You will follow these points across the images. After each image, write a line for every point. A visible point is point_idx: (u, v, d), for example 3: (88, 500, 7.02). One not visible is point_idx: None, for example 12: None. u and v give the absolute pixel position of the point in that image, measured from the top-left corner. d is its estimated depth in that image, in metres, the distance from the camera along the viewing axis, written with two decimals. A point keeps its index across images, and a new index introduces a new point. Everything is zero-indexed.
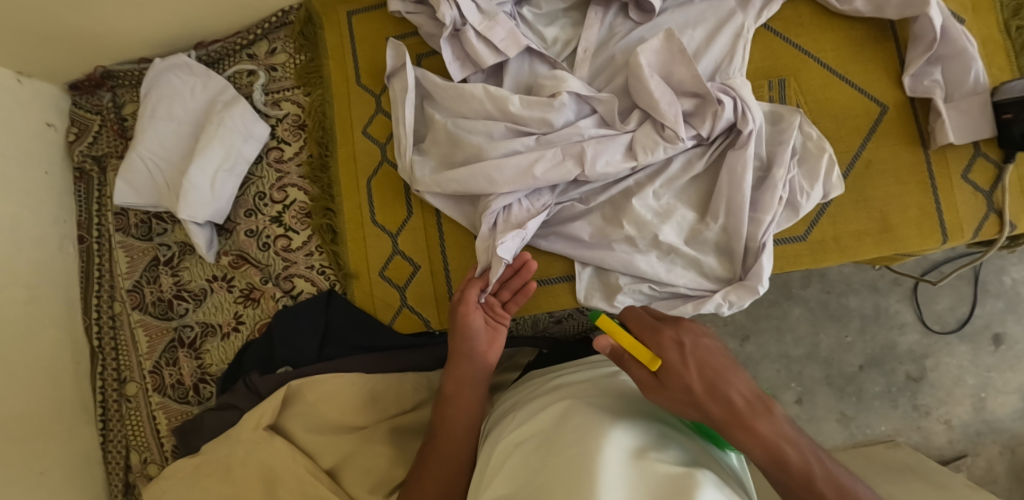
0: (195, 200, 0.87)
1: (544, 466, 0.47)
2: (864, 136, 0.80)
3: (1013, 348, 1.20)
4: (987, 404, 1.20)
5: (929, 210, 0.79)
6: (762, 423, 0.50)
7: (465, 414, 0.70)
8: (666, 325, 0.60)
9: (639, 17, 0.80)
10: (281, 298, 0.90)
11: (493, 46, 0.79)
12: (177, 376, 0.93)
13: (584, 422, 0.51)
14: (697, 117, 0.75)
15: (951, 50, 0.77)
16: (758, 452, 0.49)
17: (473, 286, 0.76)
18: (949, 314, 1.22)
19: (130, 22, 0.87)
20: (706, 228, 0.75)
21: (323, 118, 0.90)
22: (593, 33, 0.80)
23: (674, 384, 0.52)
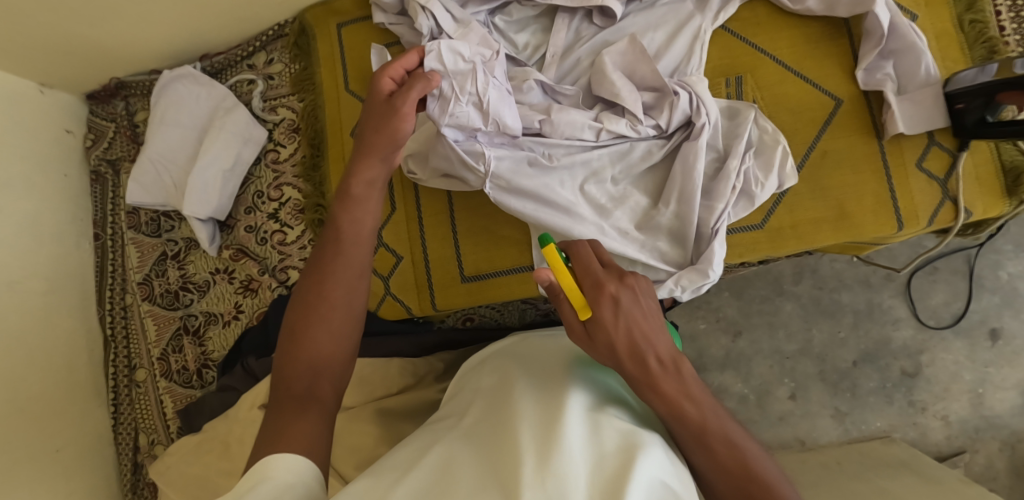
0: (199, 198, 0.94)
1: (504, 418, 0.50)
2: (820, 128, 0.83)
3: (1011, 343, 1.21)
4: (985, 399, 1.21)
5: (885, 198, 0.82)
6: (666, 381, 0.52)
7: (371, 219, 0.64)
8: (609, 277, 0.55)
9: (603, 22, 0.86)
10: (277, 287, 0.96)
11: None
12: (182, 362, 1.00)
13: (541, 391, 0.54)
14: (658, 110, 0.80)
15: (901, 44, 0.82)
16: (659, 405, 0.52)
17: (417, 85, 0.64)
18: (944, 309, 1.24)
19: (140, 37, 0.95)
20: (659, 214, 0.80)
21: (315, 121, 0.96)
22: (560, 37, 0.86)
23: (600, 340, 0.53)
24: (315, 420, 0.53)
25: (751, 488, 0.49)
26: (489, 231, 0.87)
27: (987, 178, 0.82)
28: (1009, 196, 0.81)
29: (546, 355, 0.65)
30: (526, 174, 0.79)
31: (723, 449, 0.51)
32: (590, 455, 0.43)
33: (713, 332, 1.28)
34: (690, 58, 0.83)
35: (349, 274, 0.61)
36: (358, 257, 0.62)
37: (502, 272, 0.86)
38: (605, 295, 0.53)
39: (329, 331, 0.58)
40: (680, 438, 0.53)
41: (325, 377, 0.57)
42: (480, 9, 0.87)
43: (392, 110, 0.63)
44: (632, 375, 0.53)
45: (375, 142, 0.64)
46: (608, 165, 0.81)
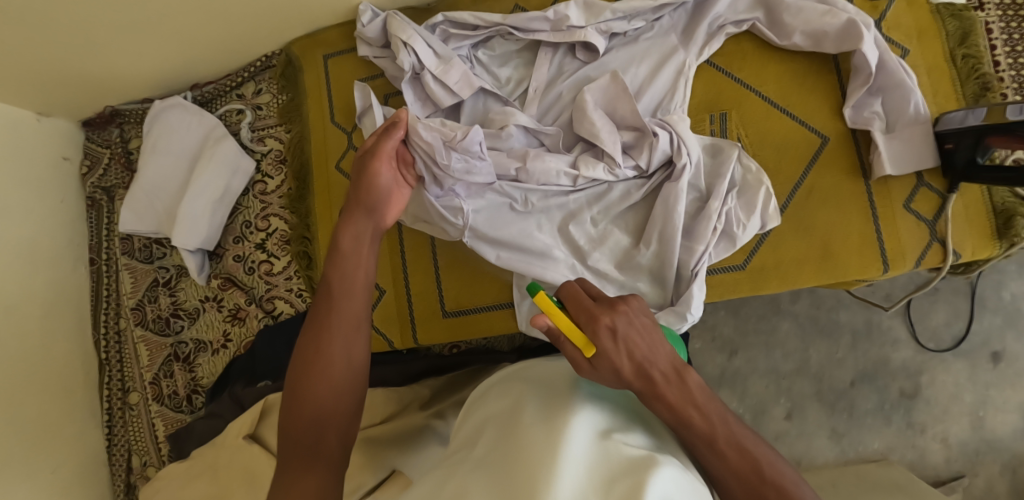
0: (188, 229, 0.94)
1: (506, 439, 0.45)
2: (804, 167, 0.81)
3: (1013, 365, 1.19)
4: (986, 422, 1.19)
5: (871, 238, 0.80)
6: (670, 389, 0.51)
7: (363, 269, 0.66)
8: (602, 305, 0.54)
9: (586, 56, 0.85)
10: (263, 318, 0.97)
11: (448, 87, 0.85)
12: (173, 387, 1.02)
13: (548, 405, 0.49)
14: (640, 150, 0.79)
15: (890, 81, 0.80)
16: (667, 415, 0.51)
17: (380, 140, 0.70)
18: (945, 331, 1.22)
19: (131, 68, 0.96)
20: (639, 253, 0.80)
21: (301, 153, 0.97)
22: (542, 72, 0.86)
23: (604, 369, 0.50)
24: (322, 478, 0.53)
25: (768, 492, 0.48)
26: (470, 266, 0.87)
27: (977, 218, 0.80)
28: (999, 238, 0.80)
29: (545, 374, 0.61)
30: (503, 221, 0.81)
31: (734, 454, 0.50)
32: (603, 477, 0.38)
33: (708, 351, 1.26)
34: (675, 96, 0.82)
35: (346, 329, 0.62)
36: (355, 309, 0.63)
37: (483, 308, 0.87)
38: (598, 319, 0.52)
39: (330, 388, 0.58)
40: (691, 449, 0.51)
41: (330, 434, 0.56)
42: (463, 42, 0.87)
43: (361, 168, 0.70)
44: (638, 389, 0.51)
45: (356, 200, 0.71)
46: (588, 205, 0.82)
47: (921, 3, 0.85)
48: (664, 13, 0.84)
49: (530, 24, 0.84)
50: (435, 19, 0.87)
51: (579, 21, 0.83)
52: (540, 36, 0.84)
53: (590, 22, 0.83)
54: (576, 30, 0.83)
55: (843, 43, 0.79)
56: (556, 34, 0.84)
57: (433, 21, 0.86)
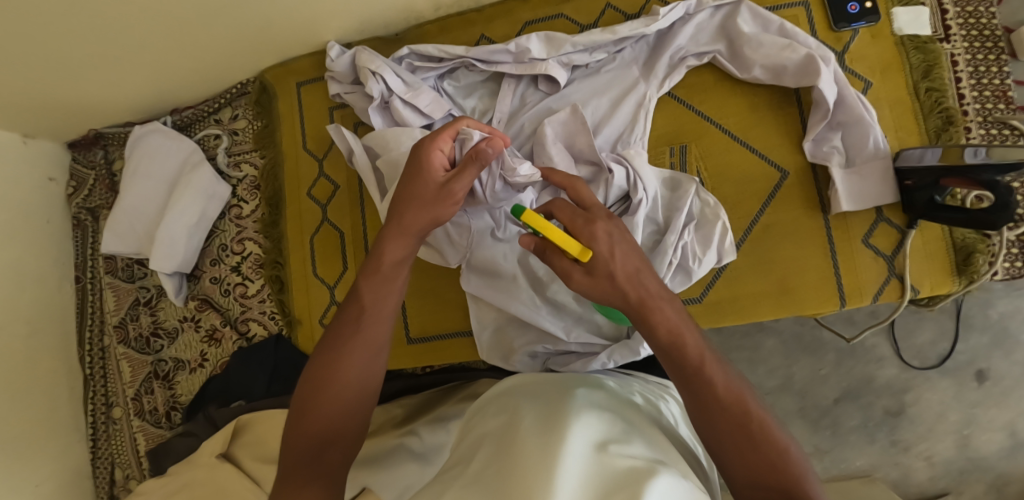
0: (164, 254, 0.97)
1: (506, 446, 0.47)
2: (763, 201, 0.82)
3: (1000, 384, 1.08)
4: (971, 440, 1.09)
5: (828, 274, 0.80)
6: (666, 318, 0.54)
7: (390, 295, 0.64)
8: (596, 217, 0.58)
9: (548, 88, 0.86)
10: (238, 339, 1.00)
11: (419, 111, 0.86)
12: (153, 404, 1.05)
13: (540, 419, 0.50)
14: (597, 185, 0.80)
15: (849, 116, 0.79)
16: (657, 341, 0.55)
17: (472, 167, 0.62)
18: (930, 349, 1.10)
19: (112, 95, 0.99)
20: None
21: (275, 179, 0.99)
22: (505, 103, 0.87)
23: (601, 274, 0.55)
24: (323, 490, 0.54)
25: (745, 435, 0.50)
26: (434, 295, 0.93)
27: (937, 254, 0.80)
28: (959, 274, 0.80)
29: (555, 390, 0.62)
30: (487, 253, 0.83)
31: (718, 396, 0.52)
32: (598, 477, 0.40)
33: None
34: (636, 128, 0.83)
35: (366, 353, 0.61)
36: (378, 333, 0.62)
37: (446, 335, 0.92)
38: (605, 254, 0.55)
39: (342, 409, 0.59)
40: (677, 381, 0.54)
41: (336, 448, 0.57)
42: (429, 74, 0.88)
43: (443, 197, 0.63)
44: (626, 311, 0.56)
45: (412, 223, 0.64)
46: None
47: (885, 35, 0.84)
48: (626, 45, 0.85)
49: (492, 56, 0.85)
50: (401, 52, 0.88)
51: (539, 54, 0.84)
52: (503, 68, 0.86)
53: (551, 54, 0.84)
54: (538, 62, 0.84)
55: (802, 77, 0.79)
56: (518, 66, 0.85)
57: (398, 54, 0.88)
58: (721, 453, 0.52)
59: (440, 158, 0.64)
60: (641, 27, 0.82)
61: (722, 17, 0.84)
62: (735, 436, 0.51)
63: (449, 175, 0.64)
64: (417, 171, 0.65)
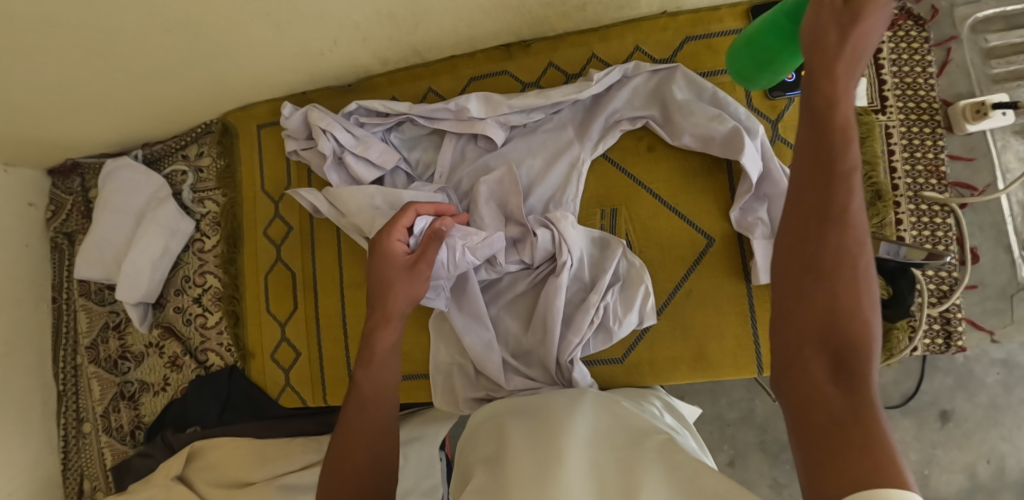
0: (129, 286, 1.03)
1: (500, 463, 0.56)
2: (687, 267, 0.84)
3: (962, 426, 1.02)
4: (930, 480, 1.03)
5: (747, 343, 0.82)
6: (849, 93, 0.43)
7: (381, 368, 0.68)
8: None
9: (487, 145, 0.89)
10: (196, 368, 1.06)
11: (371, 163, 0.89)
12: (119, 421, 1.11)
13: (529, 438, 0.59)
14: (525, 245, 0.84)
15: (774, 190, 0.80)
16: (824, 104, 0.44)
17: (433, 242, 0.73)
18: (893, 388, 1.04)
19: (84, 132, 1.05)
20: (526, 341, 0.84)
21: (234, 218, 1.04)
22: (445, 158, 0.89)
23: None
24: None
25: (839, 281, 0.43)
26: None
27: None
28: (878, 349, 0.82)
29: (543, 404, 0.70)
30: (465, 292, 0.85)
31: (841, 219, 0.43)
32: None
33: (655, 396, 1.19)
34: (569, 190, 0.85)
35: (373, 424, 0.64)
36: (382, 407, 0.65)
37: None
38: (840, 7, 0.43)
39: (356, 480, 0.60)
40: (805, 178, 0.44)
41: None
42: (376, 128, 0.91)
43: (416, 279, 0.72)
44: (818, 68, 0.44)
45: (396, 309, 0.71)
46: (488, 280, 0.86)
47: None
48: (562, 107, 0.87)
49: (433, 114, 0.88)
50: (349, 107, 0.91)
51: (478, 114, 0.86)
52: (444, 125, 0.89)
53: (489, 115, 0.86)
54: (476, 122, 0.86)
55: (728, 147, 0.80)
56: (459, 123, 0.88)
57: (347, 109, 0.90)
58: (800, 277, 0.44)
59: (400, 246, 0.73)
60: (574, 92, 0.84)
61: (658, 81, 0.85)
62: (828, 275, 0.43)
63: (415, 257, 0.73)
64: (384, 262, 0.73)
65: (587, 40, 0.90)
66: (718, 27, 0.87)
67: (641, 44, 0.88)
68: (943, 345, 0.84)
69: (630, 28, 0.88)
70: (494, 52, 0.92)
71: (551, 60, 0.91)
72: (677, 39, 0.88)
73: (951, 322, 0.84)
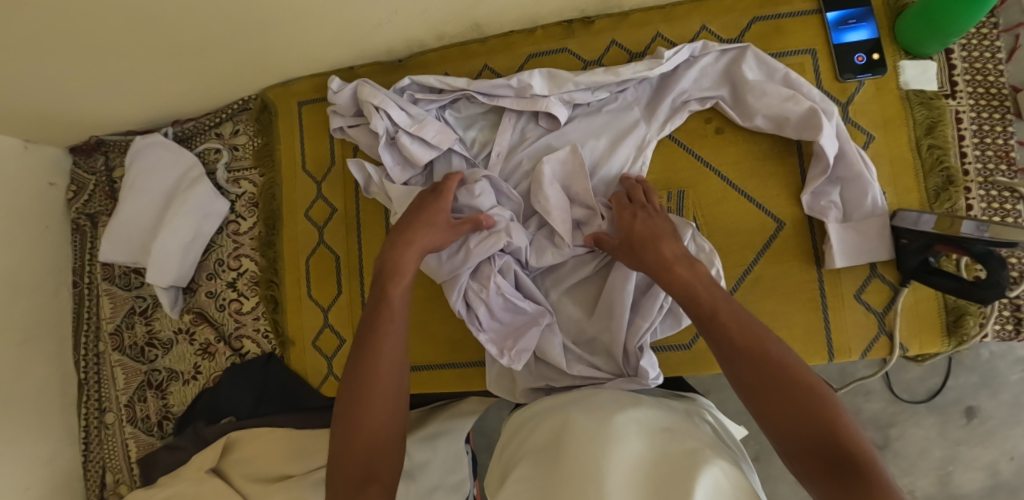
0: (161, 268, 0.98)
1: (557, 455, 0.56)
2: (756, 251, 0.82)
3: (986, 423, 1.02)
4: (953, 476, 1.04)
5: (817, 329, 0.80)
6: (687, 272, 0.66)
7: (387, 362, 0.65)
8: (638, 205, 0.74)
9: (548, 124, 0.85)
10: (230, 356, 1.01)
11: (426, 143, 0.85)
12: (146, 411, 1.06)
13: (591, 426, 0.58)
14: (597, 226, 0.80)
15: (849, 172, 0.78)
16: (685, 293, 0.65)
17: (468, 224, 0.75)
18: (919, 384, 1.04)
19: (114, 108, 1.00)
20: (590, 327, 0.82)
21: (272, 198, 0.99)
22: (504, 137, 0.86)
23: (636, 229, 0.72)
24: None
25: (811, 417, 0.52)
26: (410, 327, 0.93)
27: (927, 314, 0.80)
28: (949, 335, 0.80)
29: (595, 396, 0.68)
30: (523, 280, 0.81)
31: (718, 313, 0.61)
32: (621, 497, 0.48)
33: None
34: (631, 171, 0.82)
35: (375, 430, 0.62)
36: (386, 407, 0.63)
37: (421, 367, 0.93)
38: (647, 239, 0.70)
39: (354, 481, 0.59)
40: (732, 355, 0.58)
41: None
42: (430, 106, 0.88)
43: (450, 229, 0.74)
44: (694, 308, 0.63)
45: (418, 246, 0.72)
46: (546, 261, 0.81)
47: (890, 88, 0.84)
48: (629, 85, 0.84)
49: (494, 90, 0.84)
50: (402, 83, 0.87)
51: (541, 91, 0.83)
52: (504, 102, 0.85)
53: (553, 92, 0.83)
54: (539, 99, 0.83)
55: (803, 130, 0.78)
56: (520, 101, 0.84)
57: (400, 86, 0.87)
58: (779, 412, 0.54)
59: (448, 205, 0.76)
60: (643, 70, 0.81)
61: (728, 61, 0.82)
62: (797, 412, 0.53)
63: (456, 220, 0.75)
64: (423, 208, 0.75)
65: (651, 19, 0.87)
66: (786, 8, 0.85)
67: (708, 24, 0.86)
68: (1012, 332, 0.83)
69: (697, 8, 0.86)
70: (554, 29, 0.89)
71: (613, 38, 0.88)
72: (744, 20, 0.86)
73: (1020, 308, 0.82)
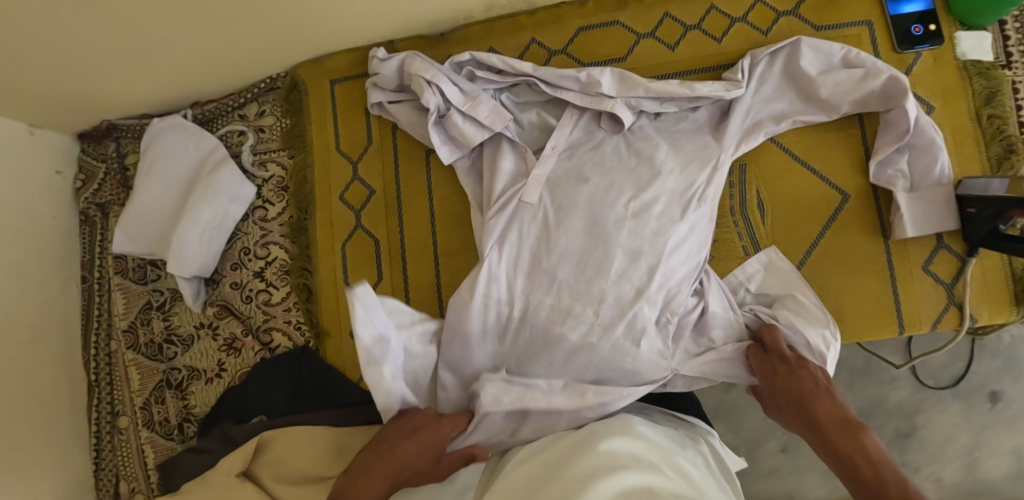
0: (183, 257, 0.92)
1: (558, 470, 0.57)
2: (823, 224, 0.81)
3: (1011, 408, 1.01)
4: (979, 463, 1.02)
5: (887, 301, 0.80)
6: (848, 438, 0.62)
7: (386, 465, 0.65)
8: (793, 364, 0.71)
9: (610, 127, 0.81)
10: (259, 350, 0.95)
11: (478, 124, 0.82)
12: (164, 414, 0.99)
13: (588, 448, 0.60)
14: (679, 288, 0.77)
15: (922, 141, 0.78)
16: (835, 451, 0.61)
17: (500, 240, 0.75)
18: (943, 370, 1.03)
19: (130, 87, 0.93)
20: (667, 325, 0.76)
21: (303, 181, 0.94)
22: (563, 134, 0.81)
23: (789, 381, 0.69)
24: None
25: None
26: None
27: (995, 283, 0.80)
28: (1018, 304, 0.79)
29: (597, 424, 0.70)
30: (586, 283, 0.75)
31: (875, 474, 0.57)
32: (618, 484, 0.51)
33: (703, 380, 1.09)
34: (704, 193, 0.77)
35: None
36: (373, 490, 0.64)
37: None
38: (805, 398, 0.67)
39: None
40: None
41: None
42: (488, 85, 0.84)
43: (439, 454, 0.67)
44: (847, 473, 0.59)
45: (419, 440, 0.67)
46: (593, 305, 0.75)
47: (947, 59, 0.83)
48: (700, 104, 0.80)
49: (558, 81, 0.81)
50: (462, 57, 0.84)
51: (608, 91, 0.80)
52: (568, 96, 0.81)
53: (620, 94, 0.80)
54: (604, 98, 0.80)
55: (889, 101, 0.77)
56: (584, 97, 0.81)
57: (460, 59, 0.83)
58: None
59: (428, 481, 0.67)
60: (721, 90, 0.78)
61: (782, 63, 0.80)
62: None
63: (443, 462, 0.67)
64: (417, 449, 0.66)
65: None
66: None
67: None
68: None
69: None
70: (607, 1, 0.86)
71: (666, 11, 0.86)
72: None
73: None
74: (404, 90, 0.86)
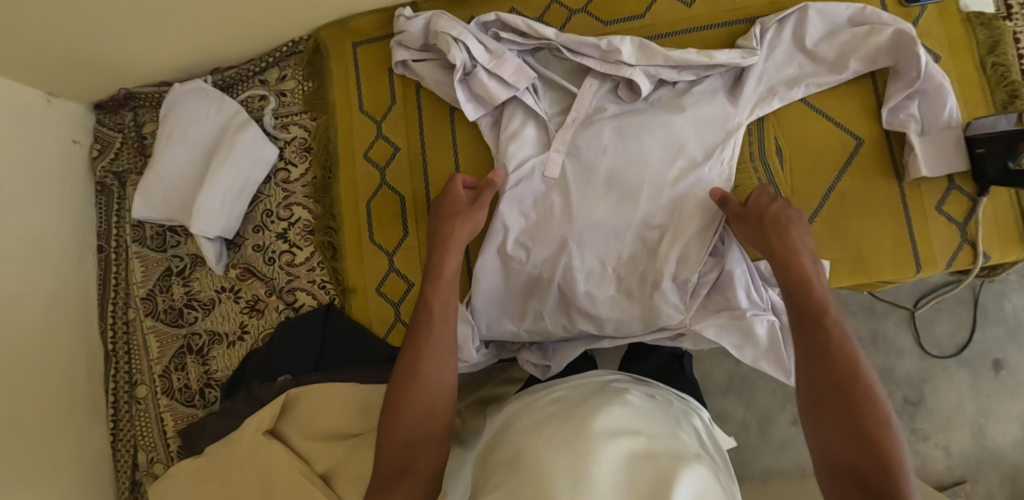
0: (206, 217, 0.91)
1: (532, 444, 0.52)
2: (840, 168, 0.84)
3: (1015, 375, 1.00)
4: (986, 430, 1.00)
5: (904, 241, 0.82)
6: (813, 275, 0.67)
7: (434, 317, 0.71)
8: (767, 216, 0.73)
9: (627, 95, 0.84)
10: (284, 310, 0.95)
11: (503, 81, 0.83)
12: (185, 381, 0.98)
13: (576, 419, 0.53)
14: (691, 249, 0.77)
15: (932, 86, 0.80)
16: (807, 294, 0.66)
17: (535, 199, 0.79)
18: (948, 339, 1.02)
19: (151, 52, 0.94)
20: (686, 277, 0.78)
21: (327, 142, 0.96)
22: (584, 104, 0.84)
23: (761, 226, 0.72)
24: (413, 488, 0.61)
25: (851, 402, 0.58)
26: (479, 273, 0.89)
27: (1005, 223, 0.82)
28: None
29: (593, 390, 0.63)
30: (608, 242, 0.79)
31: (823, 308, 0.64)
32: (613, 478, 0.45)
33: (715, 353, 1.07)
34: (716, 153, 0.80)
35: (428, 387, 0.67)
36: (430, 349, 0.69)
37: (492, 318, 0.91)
38: (769, 231, 0.71)
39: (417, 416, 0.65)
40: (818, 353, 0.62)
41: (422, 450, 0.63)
42: (511, 47, 0.87)
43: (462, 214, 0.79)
44: (815, 316, 0.63)
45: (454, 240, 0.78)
46: (613, 264, 0.80)
47: (951, 11, 0.87)
48: (715, 72, 0.83)
49: (579, 48, 0.83)
50: (487, 18, 0.87)
51: (629, 58, 0.82)
52: (588, 62, 0.83)
53: (640, 62, 0.82)
54: (623, 65, 0.82)
55: (898, 53, 0.80)
56: (604, 64, 0.83)
57: (484, 19, 0.87)
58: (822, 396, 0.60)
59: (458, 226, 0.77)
60: (737, 57, 0.80)
61: (791, 29, 0.83)
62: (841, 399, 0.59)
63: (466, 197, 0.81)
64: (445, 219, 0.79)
65: None
66: None
67: None
68: None
69: None
70: None
71: None
72: None
73: None
74: (428, 50, 0.88)
